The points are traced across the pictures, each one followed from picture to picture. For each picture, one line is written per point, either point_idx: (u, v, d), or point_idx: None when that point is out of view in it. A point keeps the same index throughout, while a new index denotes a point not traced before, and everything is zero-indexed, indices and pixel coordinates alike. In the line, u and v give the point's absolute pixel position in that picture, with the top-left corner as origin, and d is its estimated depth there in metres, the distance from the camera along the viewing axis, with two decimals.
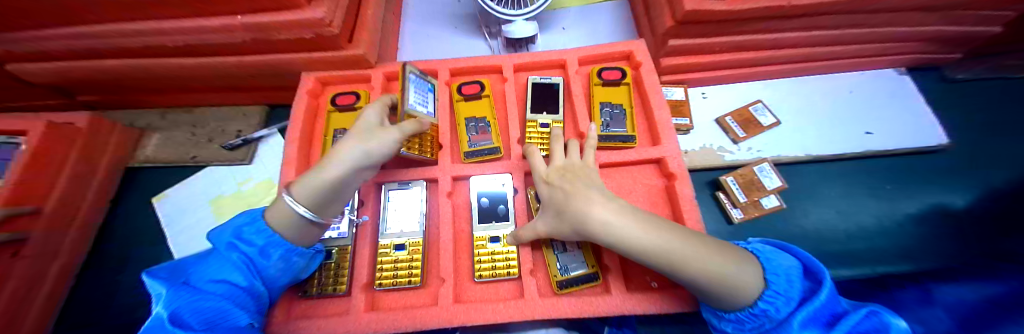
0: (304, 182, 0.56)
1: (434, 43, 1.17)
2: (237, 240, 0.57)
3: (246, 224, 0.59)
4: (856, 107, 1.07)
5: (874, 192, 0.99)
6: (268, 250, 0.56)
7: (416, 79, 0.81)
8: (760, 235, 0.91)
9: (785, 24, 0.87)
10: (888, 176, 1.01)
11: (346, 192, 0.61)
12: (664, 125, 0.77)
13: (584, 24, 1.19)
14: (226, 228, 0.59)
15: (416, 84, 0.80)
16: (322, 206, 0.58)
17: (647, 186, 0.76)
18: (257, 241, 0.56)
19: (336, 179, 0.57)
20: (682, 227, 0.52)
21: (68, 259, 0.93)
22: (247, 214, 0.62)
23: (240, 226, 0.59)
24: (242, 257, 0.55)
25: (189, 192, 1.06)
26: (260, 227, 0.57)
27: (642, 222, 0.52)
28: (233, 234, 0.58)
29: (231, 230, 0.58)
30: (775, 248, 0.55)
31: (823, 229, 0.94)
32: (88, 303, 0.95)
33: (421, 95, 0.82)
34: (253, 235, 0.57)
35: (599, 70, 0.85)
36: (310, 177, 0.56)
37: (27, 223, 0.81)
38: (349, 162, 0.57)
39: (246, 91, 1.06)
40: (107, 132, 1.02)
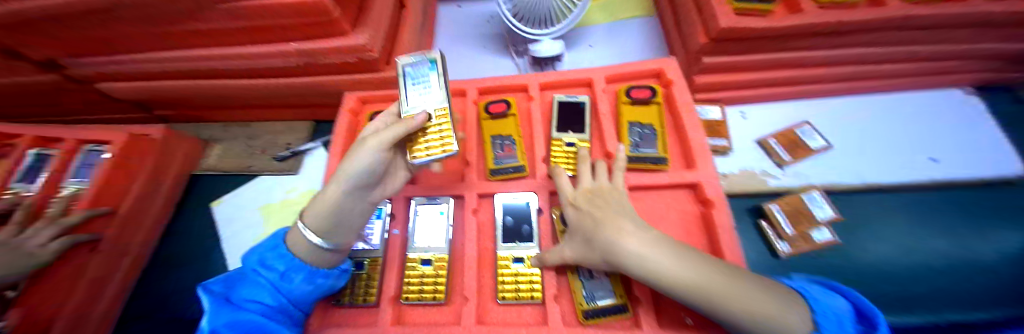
0: (311, 208, 0.58)
1: (464, 61, 1.22)
2: (262, 266, 0.58)
3: (269, 250, 0.60)
4: (915, 132, 0.98)
5: (947, 225, 0.86)
6: (290, 274, 0.57)
7: (411, 68, 0.69)
8: (808, 269, 0.83)
9: (830, 41, 0.84)
10: (964, 207, 0.88)
11: (354, 215, 0.60)
12: (699, 147, 0.74)
13: (612, 42, 1.19)
14: (253, 253, 0.61)
15: (413, 75, 0.69)
16: (331, 231, 0.58)
17: (681, 212, 0.73)
18: (280, 267, 0.57)
19: (333, 204, 0.56)
20: (720, 262, 0.49)
21: (138, 255, 1.03)
22: (272, 237, 0.64)
23: (263, 253, 0.60)
24: (268, 280, 0.57)
25: (241, 200, 1.15)
26: (282, 253, 0.58)
27: (678, 254, 0.49)
28: (258, 260, 0.59)
29: (256, 256, 0.60)
30: (824, 289, 0.50)
31: (885, 264, 0.82)
32: (144, 297, 1.02)
33: (422, 86, 0.69)
34: (276, 262, 0.58)
35: (627, 89, 0.84)
36: (315, 204, 0.58)
37: (103, 224, 0.91)
38: (340, 185, 0.56)
39: (293, 107, 1.16)
40: (177, 142, 1.15)
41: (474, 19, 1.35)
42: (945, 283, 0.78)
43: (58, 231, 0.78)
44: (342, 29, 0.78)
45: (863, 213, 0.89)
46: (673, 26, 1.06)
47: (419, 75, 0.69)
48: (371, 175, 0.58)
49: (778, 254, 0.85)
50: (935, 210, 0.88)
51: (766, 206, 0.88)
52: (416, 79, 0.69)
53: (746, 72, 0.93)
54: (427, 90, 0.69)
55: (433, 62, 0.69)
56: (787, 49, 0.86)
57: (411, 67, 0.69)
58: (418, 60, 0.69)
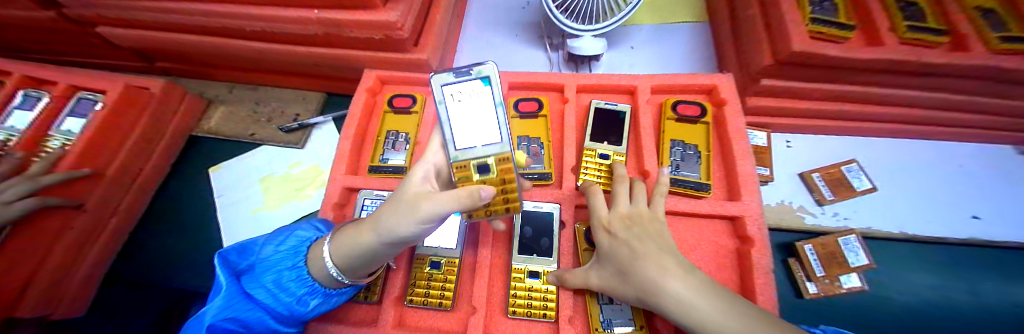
0: (341, 235, 0.47)
1: (494, 49, 1.15)
2: (276, 281, 0.48)
3: (290, 261, 0.49)
4: (965, 185, 0.91)
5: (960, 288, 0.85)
6: (307, 298, 0.48)
7: (453, 89, 0.51)
8: (816, 323, 0.82)
9: (906, 79, 0.79)
10: (983, 270, 0.86)
11: (384, 256, 0.48)
12: (746, 179, 0.69)
13: (654, 46, 1.11)
14: (273, 259, 0.50)
15: (457, 100, 0.52)
16: (355, 268, 0.48)
17: (715, 244, 0.67)
18: (297, 289, 0.47)
19: (361, 247, 0.44)
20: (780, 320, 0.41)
21: (125, 214, 1.00)
22: (297, 240, 0.53)
23: (282, 262, 0.49)
24: (281, 300, 0.47)
25: (241, 167, 1.10)
26: (301, 274, 0.48)
27: (726, 305, 0.41)
28: (274, 270, 0.49)
29: (273, 262, 0.50)
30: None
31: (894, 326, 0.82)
32: (142, 259, 1.02)
33: (473, 117, 0.53)
34: (293, 282, 0.47)
35: (674, 103, 0.79)
36: (348, 230, 0.47)
37: (89, 185, 0.86)
38: (375, 233, 0.42)
39: (305, 76, 1.09)
40: (178, 100, 1.08)
41: (510, 3, 1.26)
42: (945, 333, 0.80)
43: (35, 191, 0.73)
44: (372, 2, 0.70)
45: (895, 262, 0.88)
46: (728, 39, 0.98)
47: (468, 99, 0.52)
48: (408, 237, 0.41)
49: (802, 295, 0.84)
50: (960, 265, 0.86)
51: (799, 245, 0.85)
52: (460, 106, 0.52)
53: (795, 98, 0.89)
54: (483, 126, 0.53)
55: (486, 79, 0.50)
56: (845, 80, 0.81)
57: (452, 87, 0.51)
58: (463, 77, 0.50)
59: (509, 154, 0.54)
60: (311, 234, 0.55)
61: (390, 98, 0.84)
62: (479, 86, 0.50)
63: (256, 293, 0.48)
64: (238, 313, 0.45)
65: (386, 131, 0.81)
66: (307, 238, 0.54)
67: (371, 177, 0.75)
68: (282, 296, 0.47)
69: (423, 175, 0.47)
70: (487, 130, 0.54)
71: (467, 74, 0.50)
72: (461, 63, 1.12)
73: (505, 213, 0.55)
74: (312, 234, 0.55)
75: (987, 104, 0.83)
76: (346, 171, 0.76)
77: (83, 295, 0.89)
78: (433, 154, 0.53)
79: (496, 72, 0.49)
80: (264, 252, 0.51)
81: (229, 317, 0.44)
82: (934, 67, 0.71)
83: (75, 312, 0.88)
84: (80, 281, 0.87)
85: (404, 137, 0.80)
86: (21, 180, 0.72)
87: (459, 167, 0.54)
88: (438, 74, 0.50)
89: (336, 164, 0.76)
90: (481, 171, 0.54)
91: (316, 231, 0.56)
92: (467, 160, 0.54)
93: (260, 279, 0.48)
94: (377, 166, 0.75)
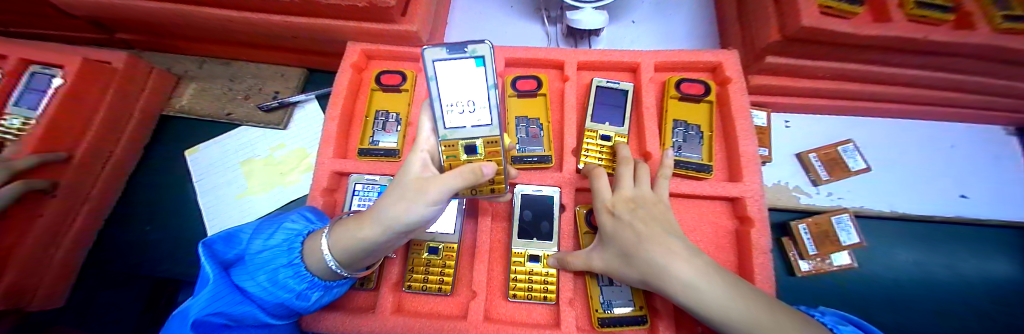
0: (340, 227, 0.45)
1: (487, 23, 1.07)
2: (272, 280, 0.45)
3: (284, 258, 0.46)
4: (952, 166, 0.93)
5: (921, 262, 0.93)
6: (308, 293, 0.47)
7: (446, 66, 0.47)
8: (793, 301, 0.89)
9: (910, 59, 0.77)
10: (942, 244, 0.94)
11: (385, 248, 0.47)
12: (748, 160, 0.68)
13: (657, 21, 1.06)
14: (266, 254, 0.46)
15: (450, 75, 0.48)
16: (357, 261, 0.46)
17: (715, 225, 0.67)
18: (296, 286, 0.46)
19: (361, 239, 0.42)
20: (777, 300, 0.40)
21: (98, 202, 0.93)
22: (286, 234, 0.49)
23: (276, 260, 0.46)
24: (276, 297, 0.46)
25: (221, 149, 1.04)
26: (300, 271, 0.45)
27: (725, 288, 0.40)
28: (268, 269, 0.45)
29: (264, 261, 0.46)
30: (855, 328, 0.46)
31: (856, 299, 0.90)
32: (120, 247, 0.97)
33: (464, 91, 0.49)
34: (291, 278, 0.45)
35: (678, 81, 0.75)
36: (346, 224, 0.44)
37: (57, 171, 0.80)
38: (379, 223, 0.40)
39: (279, 49, 1.00)
40: (144, 74, 0.98)
41: None
42: (917, 301, 0.90)
43: (8, 175, 0.68)
44: None
45: (885, 239, 0.95)
46: (732, 15, 0.94)
47: (462, 74, 0.48)
48: (413, 225, 0.41)
49: (792, 272, 0.90)
50: (946, 244, 0.94)
51: (793, 225, 0.88)
52: (451, 81, 0.48)
53: (797, 76, 0.87)
54: (475, 107, 0.51)
55: (481, 59, 0.47)
56: (851, 59, 0.79)
57: (446, 64, 0.47)
58: (457, 55, 0.46)
59: (498, 138, 0.53)
60: (301, 226, 0.51)
61: (377, 75, 0.78)
62: (472, 67, 0.47)
63: (248, 288, 0.45)
64: (227, 307, 0.43)
65: (375, 111, 0.76)
66: (301, 230, 0.51)
67: (361, 160, 0.71)
68: (283, 293, 0.45)
69: (421, 163, 0.47)
70: (479, 113, 0.52)
71: (461, 52, 0.46)
72: (453, 38, 1.05)
73: (490, 193, 0.57)
74: (302, 226, 0.52)
75: (984, 84, 0.83)
76: (335, 154, 0.71)
77: (57, 285, 0.84)
78: (425, 140, 0.50)
79: (491, 54, 0.46)
80: (254, 247, 0.48)
81: (219, 311, 0.41)
82: (942, 45, 0.69)
83: (51, 303, 0.84)
84: (54, 274, 0.82)
85: (395, 117, 0.75)
86: None
87: (448, 146, 0.52)
88: (431, 48, 0.45)
89: (322, 147, 0.71)
90: (469, 152, 0.53)
91: (306, 222, 0.53)
92: (456, 139, 0.52)
93: (252, 275, 0.45)
94: (367, 148, 0.71)
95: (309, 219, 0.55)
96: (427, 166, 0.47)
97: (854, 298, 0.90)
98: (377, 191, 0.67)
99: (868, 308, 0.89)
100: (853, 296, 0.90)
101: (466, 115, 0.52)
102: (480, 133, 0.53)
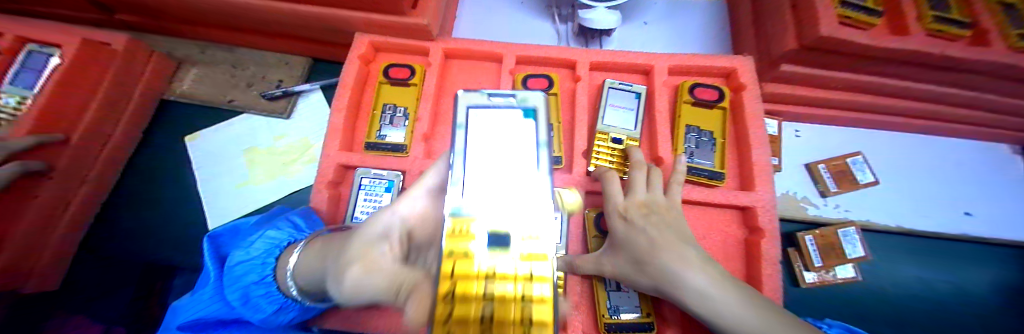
0: (315, 250, 0.47)
1: (495, 19, 1.05)
2: (245, 293, 0.51)
3: (256, 274, 0.51)
4: (957, 182, 0.93)
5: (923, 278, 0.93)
6: (287, 309, 0.53)
7: (474, 96, 0.34)
8: (799, 314, 0.88)
9: (923, 73, 0.76)
10: (943, 260, 0.94)
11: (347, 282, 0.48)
12: (761, 169, 0.67)
13: (668, 23, 1.05)
14: (244, 268, 0.52)
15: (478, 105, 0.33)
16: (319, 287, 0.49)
17: (725, 234, 0.66)
18: (268, 302, 0.51)
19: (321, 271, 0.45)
20: (770, 301, 0.43)
21: (96, 185, 0.91)
22: (265, 247, 0.54)
23: (249, 275, 0.51)
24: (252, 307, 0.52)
25: (222, 137, 1.02)
26: (268, 288, 0.50)
27: (731, 294, 0.41)
28: (242, 283, 0.51)
29: (241, 274, 0.51)
30: None
31: (860, 315, 0.89)
32: (116, 235, 0.95)
33: (497, 129, 0.30)
34: (262, 295, 0.50)
35: (691, 86, 0.73)
36: (319, 244, 0.48)
37: (55, 152, 0.78)
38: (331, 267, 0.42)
39: (285, 37, 0.97)
40: (144, 57, 0.96)
41: None
42: (918, 317, 0.90)
43: (2, 156, 0.67)
44: None
45: (889, 253, 0.94)
46: (747, 21, 0.93)
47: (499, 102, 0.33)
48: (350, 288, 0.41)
49: (797, 283, 0.89)
50: (947, 260, 0.94)
51: (799, 235, 0.87)
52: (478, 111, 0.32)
53: (810, 86, 0.87)
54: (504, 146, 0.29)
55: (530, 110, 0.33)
56: (865, 70, 0.79)
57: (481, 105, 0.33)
58: (498, 99, 0.34)
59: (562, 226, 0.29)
60: (282, 237, 0.55)
61: (385, 68, 0.77)
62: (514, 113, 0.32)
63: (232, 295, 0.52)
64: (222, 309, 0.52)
65: (382, 105, 0.75)
66: (279, 243, 0.55)
67: (368, 154, 0.70)
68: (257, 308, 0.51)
69: (384, 227, 0.40)
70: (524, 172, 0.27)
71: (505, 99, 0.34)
72: (461, 32, 1.03)
73: None
74: (283, 236, 0.56)
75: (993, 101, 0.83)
76: (341, 147, 0.70)
77: (54, 269, 0.83)
78: (410, 201, 0.42)
79: (543, 103, 0.34)
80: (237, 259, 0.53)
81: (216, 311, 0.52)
82: (956, 61, 0.69)
83: (45, 287, 0.82)
84: (49, 258, 0.81)
85: (403, 111, 0.74)
86: None
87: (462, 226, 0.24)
88: (467, 92, 0.33)
89: (328, 139, 0.69)
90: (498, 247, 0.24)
91: (290, 231, 0.57)
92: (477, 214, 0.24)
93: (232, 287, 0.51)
94: (373, 143, 0.70)
95: (298, 227, 0.58)
96: (386, 232, 0.40)
97: (854, 310, 0.90)
98: (384, 187, 0.66)
99: (872, 325, 0.89)
100: (856, 312, 0.90)
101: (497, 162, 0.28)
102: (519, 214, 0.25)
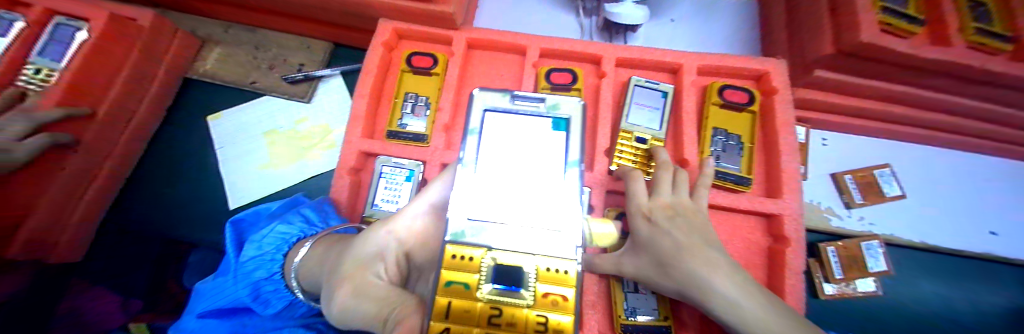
0: (322, 251, 0.49)
1: (517, 10, 1.04)
2: (254, 290, 0.52)
3: (265, 271, 0.53)
4: (987, 200, 0.90)
5: (944, 297, 0.90)
6: (298, 303, 0.57)
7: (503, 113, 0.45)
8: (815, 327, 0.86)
9: (964, 86, 0.73)
10: (967, 280, 0.90)
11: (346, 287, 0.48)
12: (789, 176, 0.65)
13: (696, 22, 1.02)
14: (253, 265, 0.53)
15: (499, 132, 0.44)
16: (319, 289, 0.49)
17: (747, 240, 0.65)
18: (279, 297, 0.54)
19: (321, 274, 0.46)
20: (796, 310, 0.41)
21: (121, 160, 0.93)
22: (274, 243, 0.55)
23: (258, 272, 0.53)
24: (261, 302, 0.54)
25: (243, 119, 1.03)
26: (278, 286, 0.53)
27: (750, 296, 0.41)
28: (250, 280, 0.52)
29: (249, 271, 0.53)
30: None
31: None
32: (137, 210, 0.97)
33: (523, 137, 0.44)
34: (273, 291, 0.53)
35: (721, 87, 0.71)
36: (324, 247, 0.49)
37: (82, 125, 0.79)
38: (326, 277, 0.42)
39: (307, 21, 0.97)
40: (169, 35, 0.96)
41: None
42: None
43: (32, 126, 0.68)
44: None
45: (912, 270, 0.91)
46: (780, 23, 0.89)
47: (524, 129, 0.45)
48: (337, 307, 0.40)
49: (816, 295, 0.86)
50: (971, 280, 0.90)
51: (822, 246, 0.84)
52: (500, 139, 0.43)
53: (842, 94, 0.84)
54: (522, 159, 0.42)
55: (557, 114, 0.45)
56: (903, 80, 0.76)
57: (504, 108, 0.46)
58: (529, 100, 0.46)
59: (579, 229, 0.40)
60: (292, 232, 0.57)
61: (407, 55, 0.76)
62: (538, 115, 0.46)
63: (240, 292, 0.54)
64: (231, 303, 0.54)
65: (404, 93, 0.74)
66: (287, 239, 0.56)
67: (389, 142, 0.70)
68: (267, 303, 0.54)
69: (378, 246, 0.41)
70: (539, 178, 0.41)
71: (535, 101, 0.46)
72: (483, 22, 1.01)
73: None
74: (293, 231, 0.57)
75: None
76: (362, 134, 0.70)
77: (79, 239, 0.85)
78: (404, 223, 0.44)
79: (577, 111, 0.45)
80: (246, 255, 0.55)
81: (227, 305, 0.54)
82: (1001, 74, 0.66)
83: (70, 256, 0.85)
84: (74, 228, 0.83)
85: (424, 100, 0.73)
86: (14, 114, 0.68)
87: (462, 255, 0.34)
88: (488, 92, 0.46)
89: (350, 125, 0.69)
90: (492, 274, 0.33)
91: (302, 226, 0.58)
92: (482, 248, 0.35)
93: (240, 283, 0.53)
94: (394, 131, 0.70)
95: (310, 221, 0.59)
96: (379, 251, 0.41)
97: (870, 327, 0.88)
98: (404, 176, 0.67)
99: None
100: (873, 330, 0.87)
101: (522, 188, 0.39)
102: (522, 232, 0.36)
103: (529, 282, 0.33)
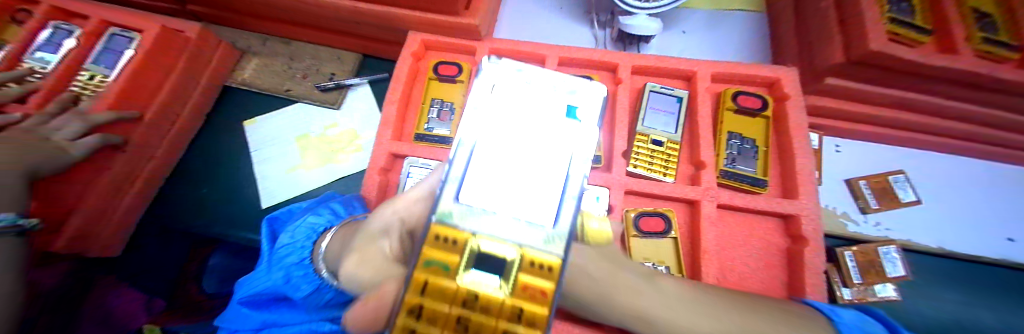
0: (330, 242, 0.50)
1: (534, 22, 1.09)
2: (286, 276, 0.52)
3: (296, 257, 0.54)
4: (1005, 207, 0.91)
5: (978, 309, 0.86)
6: (325, 289, 0.53)
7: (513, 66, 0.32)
8: None
9: (973, 93, 0.75)
10: (999, 290, 0.87)
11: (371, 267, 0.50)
12: (805, 178, 0.67)
13: (707, 33, 1.06)
14: (286, 253, 0.55)
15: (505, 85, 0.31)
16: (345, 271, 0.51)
17: (766, 242, 0.66)
18: (306, 283, 0.51)
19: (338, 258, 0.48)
20: (710, 296, 0.41)
21: (164, 161, 0.99)
22: (306, 231, 0.57)
23: (290, 258, 0.54)
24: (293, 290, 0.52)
25: (277, 124, 1.08)
26: (307, 270, 0.52)
27: (713, 309, 0.39)
28: (283, 266, 0.53)
29: (283, 257, 0.55)
30: None
31: None
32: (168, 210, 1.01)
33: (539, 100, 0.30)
34: (301, 277, 0.52)
35: (734, 93, 0.74)
36: (342, 231, 0.50)
37: (130, 128, 0.85)
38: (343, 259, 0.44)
39: (339, 33, 1.04)
40: (212, 46, 1.03)
41: None
42: None
43: (89, 127, 0.73)
44: None
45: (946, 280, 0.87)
46: (790, 34, 0.93)
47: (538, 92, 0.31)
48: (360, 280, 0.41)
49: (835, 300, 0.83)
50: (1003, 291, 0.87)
51: (838, 251, 0.85)
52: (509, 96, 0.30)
53: (854, 101, 0.86)
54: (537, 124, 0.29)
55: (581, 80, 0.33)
56: (913, 87, 0.78)
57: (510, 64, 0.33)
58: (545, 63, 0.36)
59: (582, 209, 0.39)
60: (321, 222, 0.58)
61: (435, 65, 0.80)
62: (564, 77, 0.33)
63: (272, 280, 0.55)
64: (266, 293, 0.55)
65: (430, 99, 0.78)
66: (318, 227, 0.58)
67: (416, 145, 0.74)
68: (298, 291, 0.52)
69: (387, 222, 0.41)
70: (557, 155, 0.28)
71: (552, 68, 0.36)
72: (502, 33, 1.07)
73: None
74: (322, 221, 0.59)
75: None
76: (392, 137, 0.74)
77: (118, 236, 0.89)
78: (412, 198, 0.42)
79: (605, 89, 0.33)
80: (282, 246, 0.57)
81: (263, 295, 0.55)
82: (1006, 82, 0.69)
83: (108, 253, 0.88)
84: (115, 225, 0.87)
85: (449, 106, 0.77)
86: (74, 118, 0.73)
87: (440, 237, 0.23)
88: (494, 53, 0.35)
89: (381, 128, 0.73)
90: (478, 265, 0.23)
91: (330, 216, 0.60)
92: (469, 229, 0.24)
93: (274, 271, 0.54)
94: (422, 134, 0.74)
95: (337, 213, 0.61)
96: (390, 227, 0.41)
97: None
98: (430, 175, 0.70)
99: None
100: None
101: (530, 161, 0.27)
102: (533, 217, 0.25)
103: (512, 273, 0.22)
